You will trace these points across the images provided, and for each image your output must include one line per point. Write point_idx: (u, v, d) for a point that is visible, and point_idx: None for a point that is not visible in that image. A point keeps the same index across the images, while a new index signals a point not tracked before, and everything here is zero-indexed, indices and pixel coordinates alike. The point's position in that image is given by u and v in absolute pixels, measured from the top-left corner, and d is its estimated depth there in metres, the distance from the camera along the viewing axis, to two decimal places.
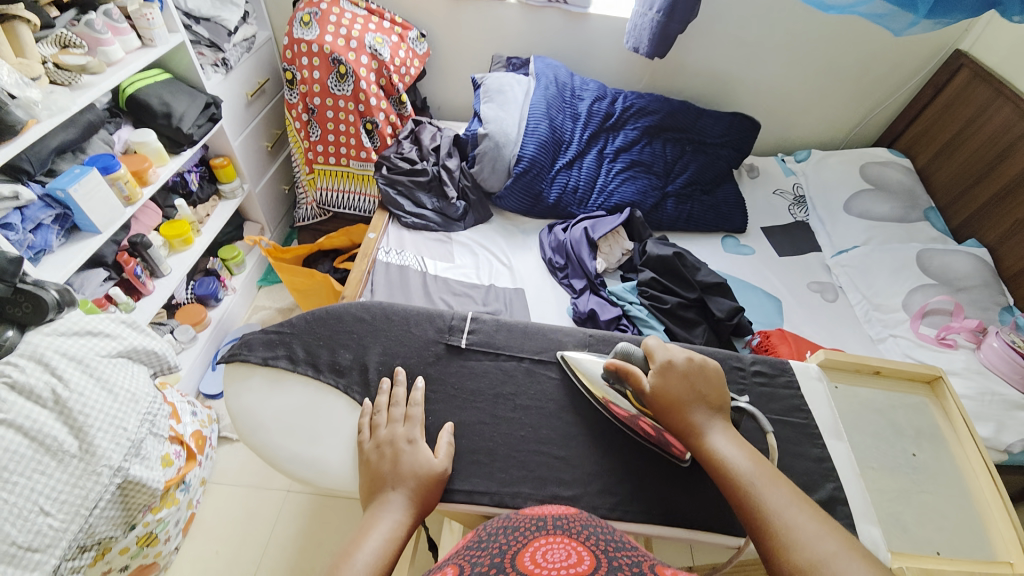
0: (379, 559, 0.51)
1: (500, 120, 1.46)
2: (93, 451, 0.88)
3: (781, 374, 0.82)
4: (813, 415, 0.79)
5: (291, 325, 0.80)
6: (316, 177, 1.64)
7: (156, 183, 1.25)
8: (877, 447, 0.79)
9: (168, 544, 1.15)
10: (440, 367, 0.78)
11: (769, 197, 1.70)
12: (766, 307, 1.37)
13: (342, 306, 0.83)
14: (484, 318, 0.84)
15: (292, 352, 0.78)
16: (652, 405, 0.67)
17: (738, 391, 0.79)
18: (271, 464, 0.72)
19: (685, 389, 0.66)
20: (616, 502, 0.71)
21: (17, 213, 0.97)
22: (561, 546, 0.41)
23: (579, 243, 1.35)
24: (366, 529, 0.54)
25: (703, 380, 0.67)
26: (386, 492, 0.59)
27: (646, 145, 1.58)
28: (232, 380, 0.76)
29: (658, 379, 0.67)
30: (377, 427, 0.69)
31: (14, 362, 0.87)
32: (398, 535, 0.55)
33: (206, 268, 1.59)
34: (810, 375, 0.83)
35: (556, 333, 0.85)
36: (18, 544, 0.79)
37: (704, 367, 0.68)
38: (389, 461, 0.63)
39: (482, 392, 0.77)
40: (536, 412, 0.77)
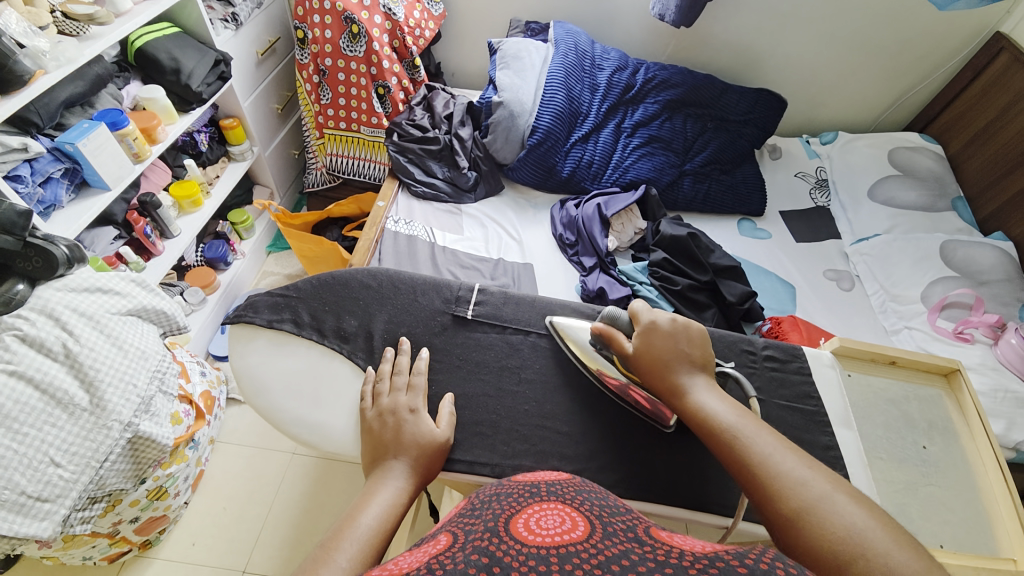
0: (383, 524, 0.51)
1: (515, 89, 1.41)
2: (104, 406, 0.90)
3: (792, 359, 0.80)
4: (823, 403, 0.77)
5: (297, 289, 0.79)
6: (326, 141, 1.62)
7: (165, 141, 1.23)
8: (886, 437, 0.78)
9: (177, 498, 1.19)
10: (446, 337, 0.78)
11: (791, 179, 1.65)
12: (779, 293, 1.35)
13: (348, 272, 0.82)
14: (491, 290, 0.83)
15: (297, 316, 0.77)
16: (637, 367, 0.66)
17: (747, 374, 0.78)
18: (275, 425, 0.73)
19: (668, 348, 0.64)
20: (617, 480, 0.71)
21: (26, 165, 0.96)
22: (555, 512, 0.41)
23: (591, 219, 1.33)
24: (369, 494, 0.54)
25: (687, 339, 0.65)
26: (388, 460, 0.59)
27: (666, 120, 1.53)
28: (237, 341, 0.76)
29: (642, 342, 0.66)
30: (380, 395, 0.68)
31: (25, 315, 0.88)
32: (401, 502, 0.55)
33: (215, 231, 1.59)
34: (823, 362, 0.81)
35: (565, 309, 0.83)
36: (28, 493, 0.82)
37: (688, 328, 0.67)
38: (391, 429, 0.63)
39: (487, 364, 0.77)
40: (541, 387, 0.76)
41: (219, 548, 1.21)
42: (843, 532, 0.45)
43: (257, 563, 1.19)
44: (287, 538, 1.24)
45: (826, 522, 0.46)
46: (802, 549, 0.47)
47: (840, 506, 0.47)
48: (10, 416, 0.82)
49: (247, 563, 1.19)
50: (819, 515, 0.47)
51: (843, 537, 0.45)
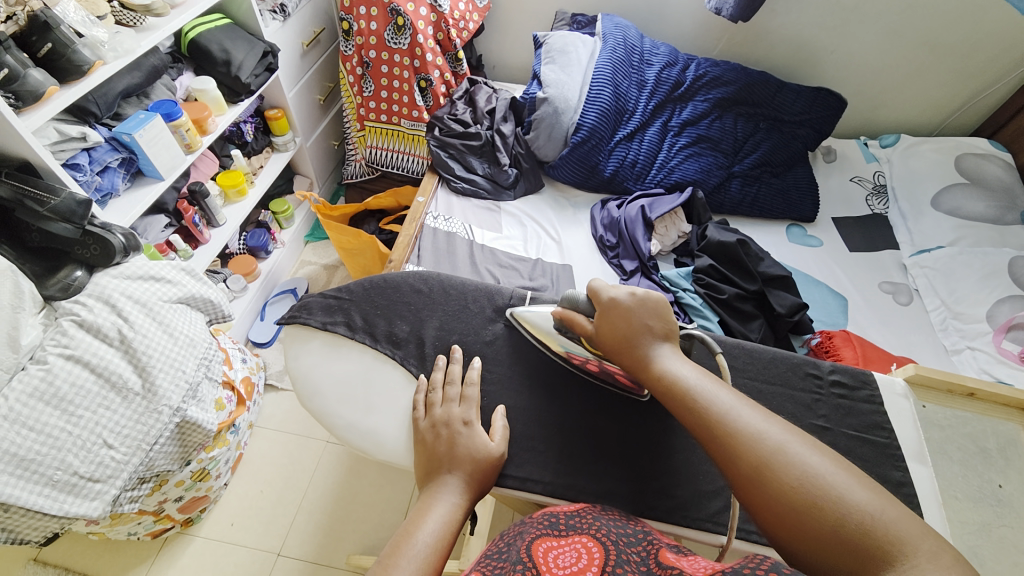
0: (439, 542, 0.50)
1: (561, 84, 1.37)
2: (155, 390, 0.93)
3: (863, 387, 0.75)
4: (897, 435, 0.73)
5: (350, 292, 0.80)
6: (367, 134, 1.62)
7: (215, 132, 1.24)
8: (961, 474, 0.72)
9: (218, 480, 1.23)
10: (497, 347, 0.76)
11: (846, 184, 1.56)
12: (830, 305, 1.29)
13: (400, 275, 0.81)
14: (543, 299, 0.81)
15: (350, 319, 0.78)
16: (602, 345, 0.65)
17: (812, 400, 0.74)
18: (328, 428, 0.73)
19: (630, 323, 0.62)
20: (675, 507, 0.67)
21: (85, 153, 0.98)
22: (571, 547, 0.46)
23: (634, 222, 1.29)
24: (425, 508, 0.54)
25: (647, 311, 0.63)
26: (442, 475, 0.59)
27: (716, 119, 1.46)
28: (293, 342, 0.77)
29: (602, 319, 0.64)
30: (433, 405, 0.68)
31: (84, 301, 0.91)
32: (456, 518, 0.54)
33: (257, 221, 1.63)
34: (896, 391, 0.76)
35: None
36: (80, 473, 0.85)
37: (647, 299, 0.63)
38: (444, 442, 0.63)
39: (539, 376, 0.74)
40: (594, 403, 0.73)
41: (256, 530, 1.25)
42: (797, 481, 0.46)
43: (291, 546, 1.23)
44: (320, 524, 1.27)
45: (783, 472, 0.47)
46: (763, 506, 0.46)
47: (799, 454, 0.48)
48: (66, 398, 0.85)
49: (281, 546, 1.23)
50: (777, 467, 0.47)
51: (797, 484, 0.45)
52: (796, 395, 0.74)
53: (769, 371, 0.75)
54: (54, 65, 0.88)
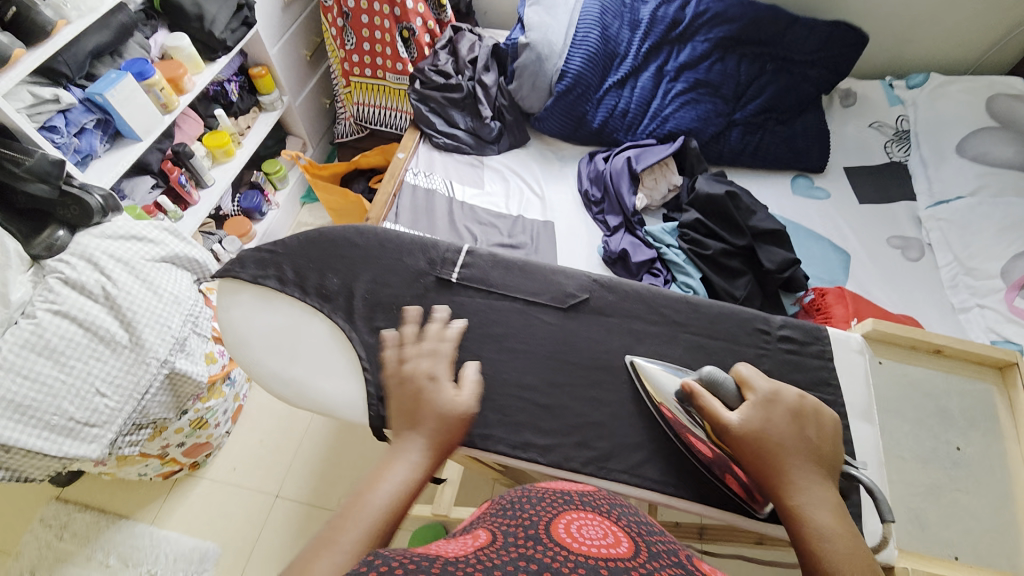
0: (394, 502, 0.50)
1: (545, 28, 1.28)
2: (142, 344, 0.98)
3: (814, 342, 0.73)
4: (842, 391, 0.70)
5: (285, 246, 0.78)
6: (353, 91, 1.59)
7: (193, 91, 1.23)
8: (913, 434, 0.75)
9: (218, 429, 1.31)
10: (428, 299, 0.75)
11: (861, 131, 1.43)
12: (831, 261, 1.22)
13: (336, 229, 0.79)
14: (479, 252, 0.79)
15: (281, 273, 0.76)
16: (733, 440, 0.58)
17: (756, 355, 0.72)
18: (256, 379, 0.73)
19: (781, 433, 0.57)
20: (592, 457, 0.68)
21: (61, 116, 1.00)
22: (596, 525, 0.42)
23: (619, 174, 1.23)
24: (383, 467, 0.53)
25: (814, 426, 0.60)
26: (409, 431, 0.56)
27: (717, 61, 1.35)
28: (223, 295, 0.76)
29: (749, 414, 0.59)
30: (404, 358, 0.63)
31: (67, 260, 0.96)
32: (415, 478, 0.52)
33: (250, 182, 1.64)
34: (851, 347, 0.73)
35: (557, 274, 0.78)
36: (77, 418, 0.92)
37: (818, 414, 0.61)
38: (412, 397, 0.59)
39: (469, 331, 0.74)
40: (524, 357, 0.72)
41: (255, 474, 1.34)
42: None
43: (288, 490, 1.32)
44: (313, 472, 1.34)
45: None
46: None
47: None
48: (58, 350, 0.91)
49: (279, 489, 1.32)
50: None
51: None
52: (740, 349, 0.72)
53: (714, 325, 0.73)
54: (20, 28, 0.89)
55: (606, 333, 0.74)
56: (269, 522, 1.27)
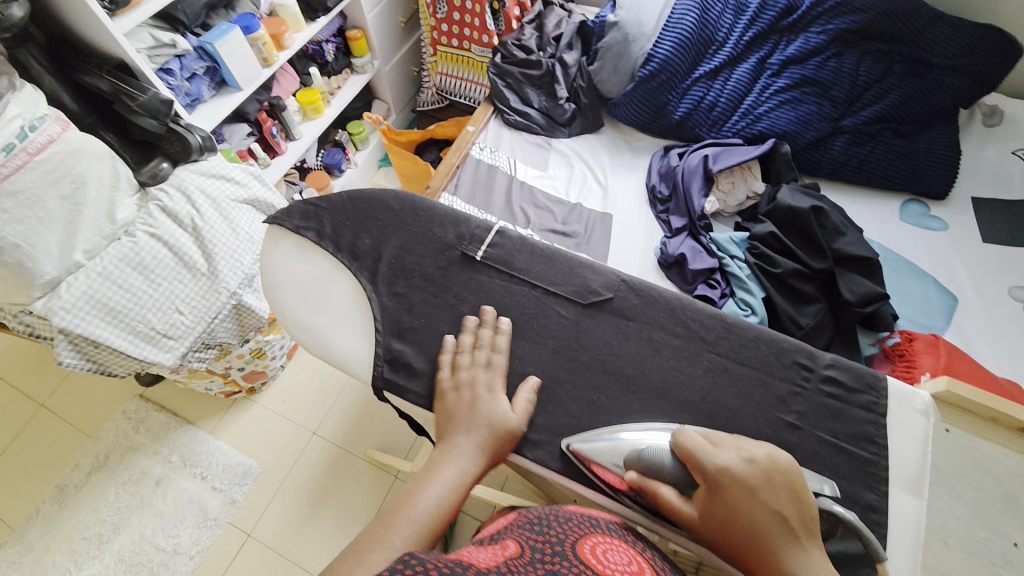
0: (441, 507, 0.54)
1: (636, 7, 1.21)
2: (217, 274, 1.11)
3: (864, 391, 0.64)
4: (889, 450, 0.62)
5: (328, 201, 0.81)
6: (438, 60, 1.62)
7: (292, 48, 1.32)
8: (964, 519, 0.62)
9: (274, 361, 1.44)
10: (449, 273, 0.75)
11: (1004, 157, 1.19)
12: (930, 303, 1.05)
13: (377, 192, 0.81)
14: (509, 233, 0.77)
15: (320, 226, 0.80)
16: (707, 535, 0.52)
17: (788, 394, 0.65)
18: (280, 321, 0.78)
19: (751, 522, 0.50)
20: (579, 462, 0.65)
21: (177, 60, 1.12)
22: (618, 552, 0.46)
23: (692, 173, 1.14)
24: (434, 469, 0.57)
25: (771, 491, 0.51)
26: (453, 436, 0.60)
27: (832, 57, 1.18)
28: (269, 240, 0.80)
29: (707, 508, 0.52)
30: (458, 367, 0.67)
31: (166, 190, 1.08)
32: (463, 482, 0.57)
33: (334, 140, 1.75)
34: (912, 406, 0.64)
35: (583, 269, 0.74)
36: (157, 329, 1.06)
37: (771, 471, 0.52)
38: (466, 405, 0.63)
39: (482, 310, 0.73)
40: (529, 343, 0.70)
41: (299, 409, 1.47)
42: None
43: (325, 429, 1.43)
44: (349, 418, 1.44)
45: None
46: None
47: None
48: (149, 267, 1.05)
49: (317, 427, 1.44)
50: None
51: None
52: (771, 383, 0.65)
53: (746, 350, 0.67)
54: None
55: (627, 337, 0.70)
56: (304, 455, 1.40)
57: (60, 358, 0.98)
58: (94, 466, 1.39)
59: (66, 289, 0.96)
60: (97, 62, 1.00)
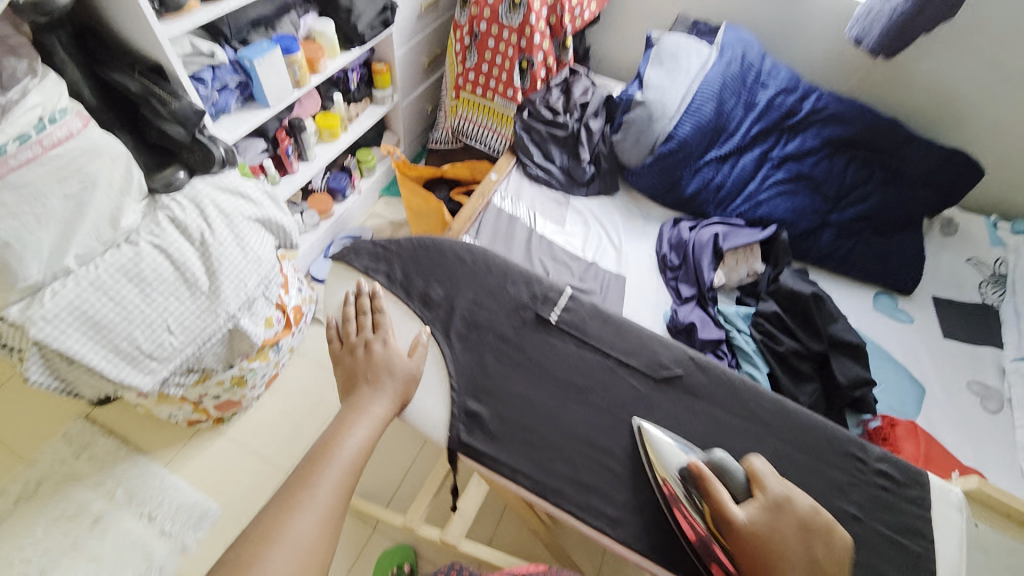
0: (361, 451, 0.60)
1: (663, 89, 1.31)
2: (218, 294, 1.03)
3: (912, 486, 0.70)
4: (936, 547, 0.67)
5: (397, 246, 0.86)
6: (459, 104, 1.66)
7: (325, 74, 1.31)
8: None
9: (252, 390, 1.33)
10: (525, 332, 0.79)
11: (958, 264, 1.37)
12: (903, 390, 1.16)
13: (447, 242, 0.87)
14: (581, 299, 0.82)
15: (390, 270, 0.84)
16: (742, 541, 0.57)
17: (847, 483, 0.70)
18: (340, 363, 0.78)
19: (788, 546, 0.56)
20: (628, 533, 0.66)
21: (210, 70, 1.09)
22: None
23: (703, 248, 1.23)
24: (348, 421, 0.62)
25: (820, 539, 0.58)
26: (361, 390, 0.65)
27: (824, 158, 1.34)
28: (336, 278, 0.84)
29: (759, 516, 0.58)
30: (349, 334, 0.71)
31: (178, 201, 1.01)
32: (378, 427, 0.63)
33: (342, 164, 1.73)
34: (950, 502, 0.69)
35: (655, 342, 0.79)
36: (142, 348, 0.96)
37: (828, 526, 0.59)
38: (364, 362, 0.68)
39: (555, 375, 0.76)
40: (607, 415, 0.73)
41: (273, 443, 1.35)
42: None
43: None
44: None
45: None
46: None
47: None
48: (146, 280, 0.96)
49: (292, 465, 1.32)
50: None
51: None
52: (804, 459, 0.71)
53: (807, 439, 0.72)
54: None
55: (676, 412, 0.74)
56: None
57: (27, 375, 0.87)
58: (20, 495, 1.21)
59: (50, 297, 0.86)
60: (129, 60, 0.97)
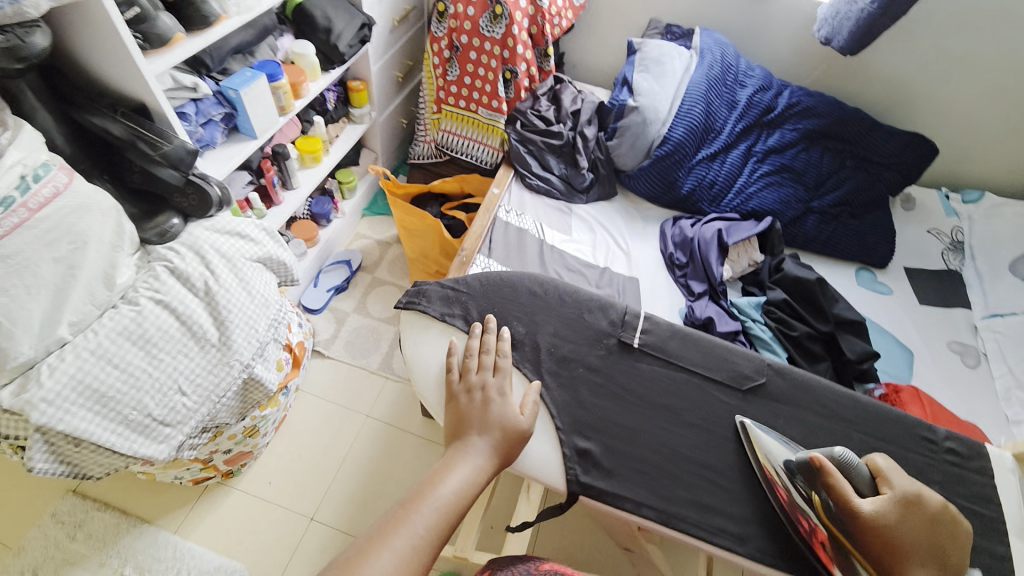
0: (459, 498, 0.61)
1: (653, 94, 1.36)
2: (230, 345, 0.95)
3: (975, 458, 0.78)
4: (1005, 511, 0.75)
5: (468, 287, 0.90)
6: (442, 117, 1.63)
7: (308, 98, 1.24)
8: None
9: (263, 439, 1.25)
10: (611, 361, 0.83)
11: (921, 235, 1.51)
12: (894, 356, 1.26)
13: (516, 277, 0.91)
14: (658, 320, 0.87)
15: (467, 313, 0.87)
16: (868, 530, 0.61)
17: (926, 465, 0.77)
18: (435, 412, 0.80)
19: (913, 536, 0.61)
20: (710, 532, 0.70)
21: (192, 104, 1.02)
22: None
23: (708, 244, 1.27)
24: (451, 465, 0.63)
25: (946, 531, 0.63)
26: (471, 436, 0.67)
27: (802, 150, 1.43)
28: (414, 328, 0.87)
29: (885, 507, 0.63)
30: (469, 371, 0.76)
31: (177, 249, 0.93)
32: (478, 481, 0.63)
33: (323, 188, 1.66)
34: (1005, 465, 0.78)
35: (735, 356, 0.84)
36: (153, 416, 0.87)
37: (954, 520, 0.64)
38: (480, 405, 0.71)
39: (651, 401, 0.80)
40: (705, 434, 0.78)
41: (290, 491, 1.27)
42: None
43: (324, 512, 1.24)
44: (352, 498, 1.27)
45: None
46: None
47: None
48: (152, 341, 0.87)
49: (314, 512, 1.24)
50: None
51: None
52: (854, 439, 0.78)
53: (882, 427, 0.79)
54: (181, 12, 0.90)
55: (750, 416, 0.79)
56: (302, 548, 1.19)
57: (31, 465, 0.78)
58: None
59: (48, 373, 0.77)
60: (107, 102, 0.91)
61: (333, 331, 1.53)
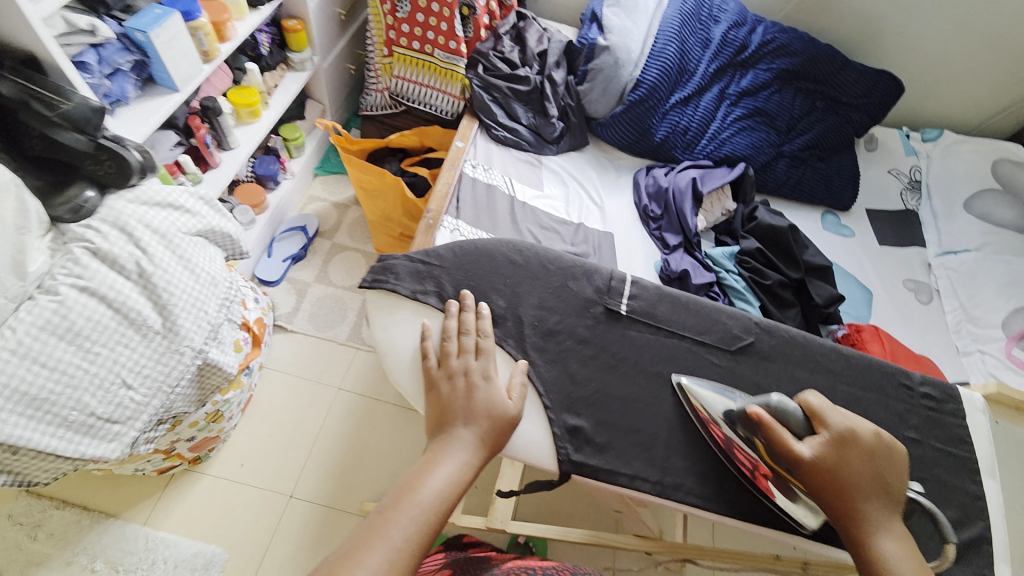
0: (444, 497, 0.59)
1: (625, 32, 1.28)
2: (176, 330, 0.85)
3: (949, 401, 0.82)
4: (977, 451, 0.80)
5: (440, 258, 0.83)
6: (394, 62, 1.46)
7: (236, 40, 1.08)
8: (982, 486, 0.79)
9: (229, 422, 1.18)
10: (602, 331, 0.81)
11: (883, 176, 1.53)
12: (856, 297, 1.30)
13: (492, 245, 0.85)
14: (645, 284, 0.85)
15: (440, 289, 0.81)
16: (810, 473, 0.63)
17: (904, 411, 0.80)
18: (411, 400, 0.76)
19: (851, 474, 0.63)
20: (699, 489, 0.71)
21: (93, 51, 0.86)
22: None
23: (682, 195, 1.24)
24: (433, 463, 0.61)
25: (885, 461, 0.65)
26: (455, 428, 0.65)
27: (775, 91, 1.38)
28: (382, 309, 0.81)
29: (823, 449, 0.64)
30: (448, 357, 0.73)
31: (96, 227, 0.81)
32: (465, 475, 0.61)
33: (266, 146, 1.49)
34: (976, 406, 0.83)
35: (720, 314, 0.83)
36: (98, 415, 0.78)
37: (889, 448, 0.66)
38: (463, 393, 0.68)
39: (645, 367, 0.79)
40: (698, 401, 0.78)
41: (264, 472, 1.22)
42: None
43: (303, 489, 1.21)
44: (330, 472, 1.24)
45: None
46: None
47: None
48: (83, 334, 0.76)
49: (293, 490, 1.21)
50: None
51: None
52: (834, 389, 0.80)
53: (867, 377, 0.81)
54: None
55: (738, 376, 0.80)
56: (283, 526, 1.17)
57: None
58: None
59: None
60: None
61: (293, 303, 1.44)
